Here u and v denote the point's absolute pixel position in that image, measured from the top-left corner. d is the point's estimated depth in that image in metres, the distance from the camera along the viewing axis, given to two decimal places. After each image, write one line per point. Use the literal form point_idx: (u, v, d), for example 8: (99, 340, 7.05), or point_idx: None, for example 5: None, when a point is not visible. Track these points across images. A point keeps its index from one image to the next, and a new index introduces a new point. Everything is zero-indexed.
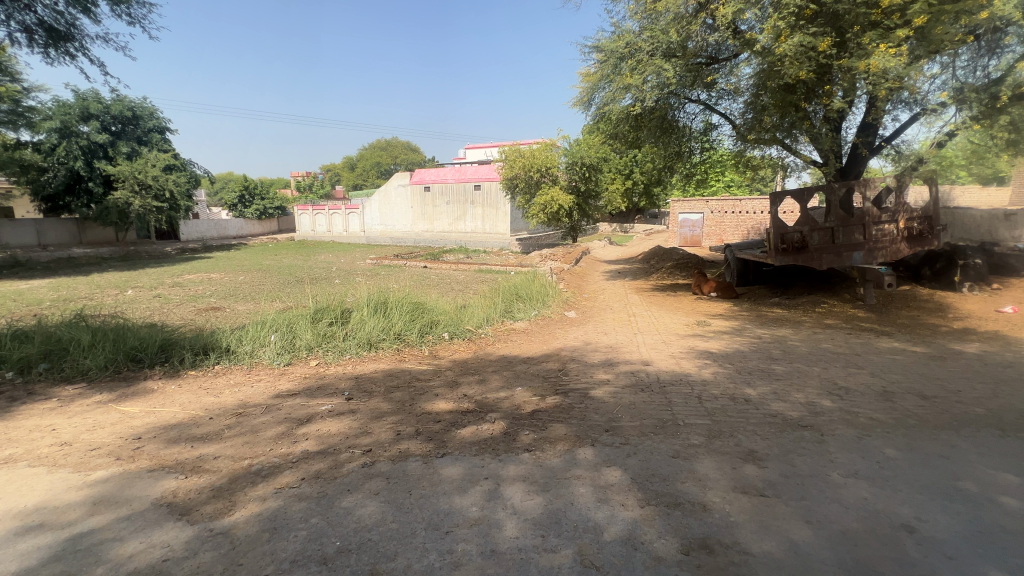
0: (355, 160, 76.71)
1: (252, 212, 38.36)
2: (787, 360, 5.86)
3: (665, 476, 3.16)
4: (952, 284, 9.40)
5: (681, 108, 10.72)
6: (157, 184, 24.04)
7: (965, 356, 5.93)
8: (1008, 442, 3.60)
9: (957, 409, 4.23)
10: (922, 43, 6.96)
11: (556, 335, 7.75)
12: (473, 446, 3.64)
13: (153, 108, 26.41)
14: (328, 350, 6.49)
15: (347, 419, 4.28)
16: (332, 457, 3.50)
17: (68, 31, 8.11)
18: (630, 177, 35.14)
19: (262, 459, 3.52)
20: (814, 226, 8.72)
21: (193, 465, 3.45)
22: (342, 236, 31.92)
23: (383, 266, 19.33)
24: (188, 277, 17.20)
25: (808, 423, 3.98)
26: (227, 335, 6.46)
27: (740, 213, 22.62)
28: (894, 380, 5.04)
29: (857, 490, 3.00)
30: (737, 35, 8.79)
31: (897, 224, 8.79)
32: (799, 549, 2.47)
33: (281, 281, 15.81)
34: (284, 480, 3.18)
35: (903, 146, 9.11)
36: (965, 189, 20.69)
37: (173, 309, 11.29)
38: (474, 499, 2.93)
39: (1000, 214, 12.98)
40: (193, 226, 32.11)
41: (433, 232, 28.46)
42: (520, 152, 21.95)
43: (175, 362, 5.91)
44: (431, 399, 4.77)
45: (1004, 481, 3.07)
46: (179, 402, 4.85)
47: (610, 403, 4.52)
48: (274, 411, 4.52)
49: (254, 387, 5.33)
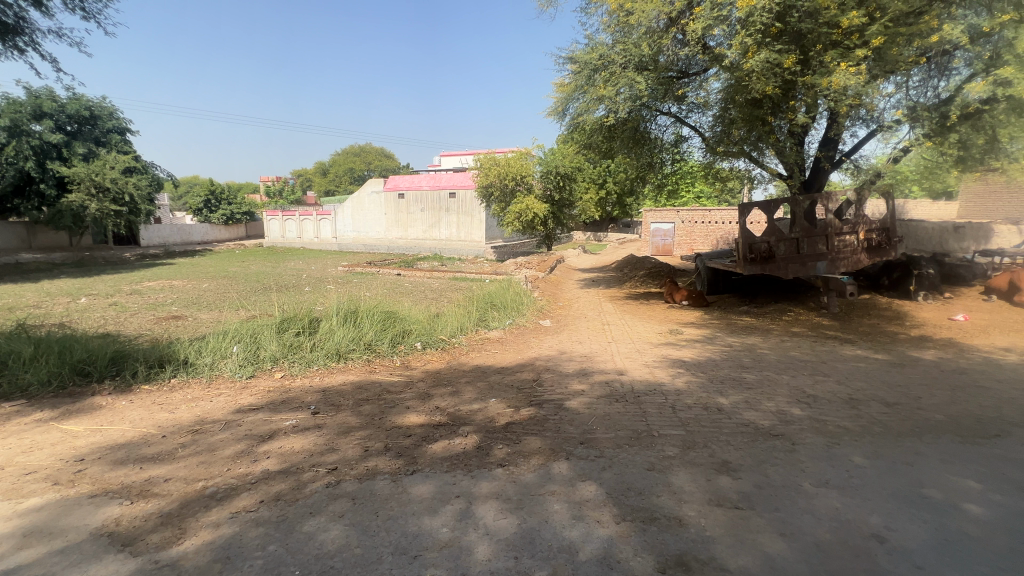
0: (328, 165, 75.30)
1: (217, 217, 36.96)
2: (757, 367, 5.94)
3: (641, 490, 3.10)
4: (907, 293, 9.84)
5: (653, 120, 10.90)
6: (115, 187, 22.91)
7: (923, 362, 6.17)
8: (968, 448, 3.70)
9: (919, 416, 4.37)
10: (879, 63, 7.42)
11: (530, 344, 7.70)
12: (444, 462, 3.51)
13: (113, 108, 25.49)
14: (294, 361, 6.23)
15: (312, 435, 4.08)
16: (294, 477, 3.31)
17: (17, 24, 7.66)
18: (604, 186, 35.71)
19: (218, 480, 3.30)
20: (780, 237, 8.95)
21: (140, 489, 3.20)
22: (312, 242, 31.02)
23: (357, 273, 19.00)
24: (149, 284, 16.48)
25: (779, 432, 4.03)
26: (185, 346, 6.16)
27: (710, 223, 23.22)
28: (859, 387, 5.18)
29: (828, 500, 3.02)
30: (707, 50, 9.01)
31: (857, 235, 9.15)
32: (774, 563, 2.45)
33: (248, 288, 15.26)
34: (241, 504, 2.98)
35: (862, 161, 9.52)
36: (917, 203, 21.91)
37: (130, 318, 10.77)
38: (444, 519, 2.80)
39: (949, 227, 13.81)
40: (155, 231, 30.96)
41: (407, 239, 28.15)
42: (495, 160, 21.89)
43: (128, 376, 5.57)
44: (402, 412, 4.62)
45: (966, 488, 3.15)
46: (130, 419, 4.54)
47: (586, 414, 4.47)
48: (234, 428, 4.28)
49: (214, 402, 5.05)
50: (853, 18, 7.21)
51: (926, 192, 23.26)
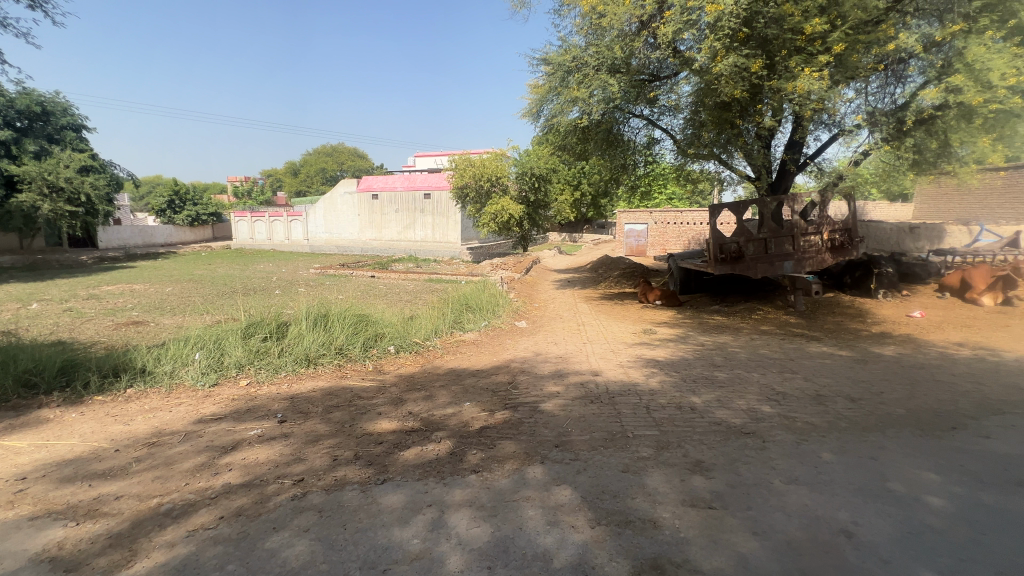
0: (299, 165, 73.60)
1: (181, 218, 35.63)
2: (728, 366, 6.04)
3: (615, 493, 3.08)
4: (868, 291, 10.21)
5: (626, 122, 11.02)
6: (70, 187, 21.75)
7: (884, 358, 6.39)
8: (928, 442, 3.83)
9: (882, 410, 4.50)
10: (840, 69, 7.63)
11: (506, 346, 7.64)
12: (416, 470, 3.42)
13: (67, 104, 24.22)
14: (261, 367, 6.00)
15: (278, 444, 3.92)
16: (257, 490, 3.16)
17: None
18: (579, 188, 36.03)
19: (174, 496, 3.12)
20: (749, 237, 9.16)
21: (88, 508, 2.99)
22: (282, 244, 30.18)
23: (329, 275, 18.60)
24: (107, 288, 15.71)
25: (750, 430, 4.08)
26: (143, 354, 5.86)
27: (682, 225, 23.68)
28: (825, 384, 5.32)
29: (798, 496, 3.06)
30: (677, 54, 9.12)
31: (821, 235, 9.41)
32: (747, 563, 2.46)
33: (215, 291, 14.73)
34: (199, 521, 2.82)
35: (825, 164, 9.85)
36: (875, 205, 22.88)
37: (86, 324, 10.23)
38: (416, 530, 2.71)
39: (906, 227, 14.44)
40: (115, 232, 29.62)
41: (381, 240, 27.74)
42: (470, 161, 21.72)
43: (79, 387, 5.25)
44: (374, 418, 4.49)
45: (927, 480, 3.24)
46: (79, 432, 4.27)
47: (561, 416, 4.44)
48: (195, 439, 4.07)
49: (173, 412, 4.81)
50: (816, 24, 7.43)
51: (884, 195, 24.32)
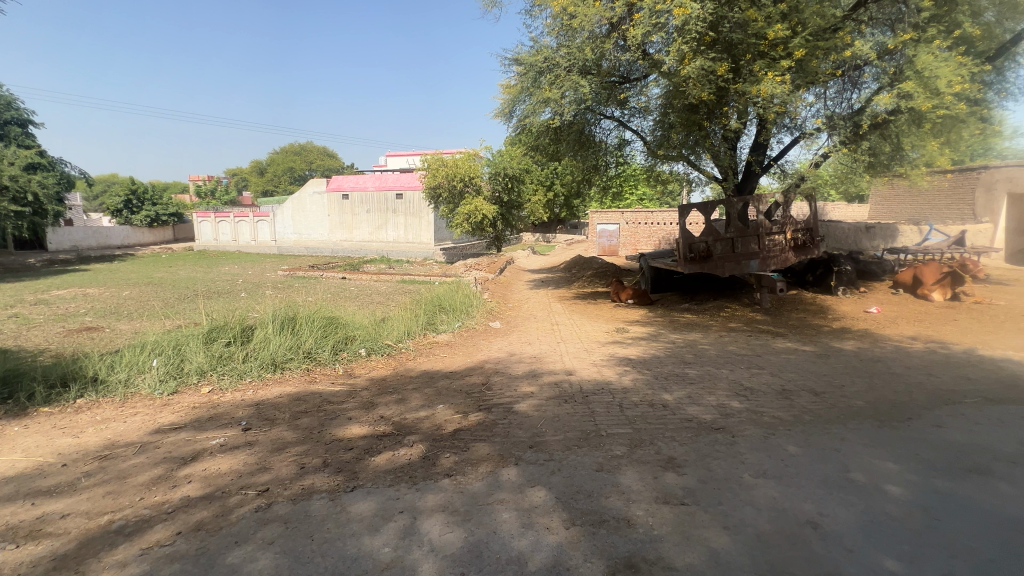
0: (266, 164, 71.48)
1: (139, 219, 34.05)
2: (698, 363, 6.16)
3: (589, 493, 3.08)
4: (828, 288, 10.61)
5: (597, 123, 11.13)
6: (15, 184, 20.27)
7: (844, 352, 6.65)
8: (886, 432, 3.98)
9: (843, 403, 4.67)
10: (801, 74, 7.91)
11: (480, 347, 7.58)
12: (388, 475, 3.33)
13: (11, 97, 22.75)
14: (224, 373, 5.76)
15: (242, 453, 3.75)
16: (219, 503, 3.01)
17: None
18: (552, 188, 36.26)
19: (127, 512, 2.94)
20: (716, 237, 9.39)
21: (30, 529, 2.79)
22: (248, 245, 29.21)
23: (299, 277, 18.10)
24: (57, 293, 14.83)
25: (720, 425, 4.15)
26: (94, 361, 5.54)
27: (653, 225, 24.12)
28: (790, 378, 5.48)
29: (766, 490, 3.12)
30: (646, 57, 9.26)
31: (784, 235, 9.69)
32: (719, 558, 2.48)
33: (176, 295, 14.11)
34: (154, 538, 2.66)
35: (787, 165, 10.16)
36: (834, 206, 23.87)
37: (33, 331, 9.62)
38: (387, 538, 2.64)
39: (863, 227, 15.08)
40: (66, 234, 28.04)
41: (352, 241, 27.22)
42: (443, 161, 21.53)
43: (23, 399, 4.92)
44: (343, 423, 4.36)
45: (886, 469, 3.37)
46: (22, 446, 3.99)
47: (535, 417, 4.42)
48: (151, 450, 3.86)
49: (128, 422, 4.55)
50: (778, 30, 7.67)
51: (841, 196, 25.41)
